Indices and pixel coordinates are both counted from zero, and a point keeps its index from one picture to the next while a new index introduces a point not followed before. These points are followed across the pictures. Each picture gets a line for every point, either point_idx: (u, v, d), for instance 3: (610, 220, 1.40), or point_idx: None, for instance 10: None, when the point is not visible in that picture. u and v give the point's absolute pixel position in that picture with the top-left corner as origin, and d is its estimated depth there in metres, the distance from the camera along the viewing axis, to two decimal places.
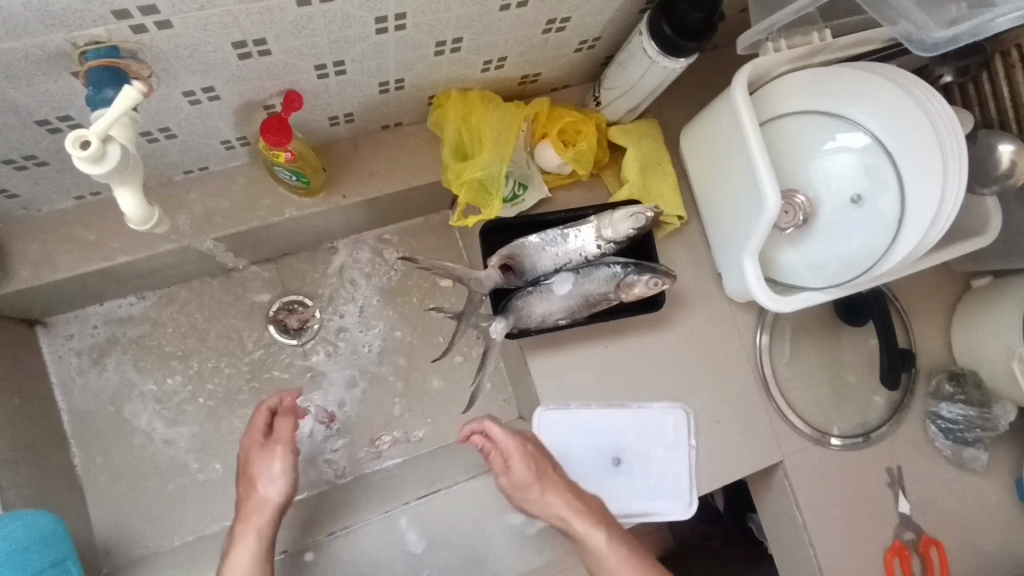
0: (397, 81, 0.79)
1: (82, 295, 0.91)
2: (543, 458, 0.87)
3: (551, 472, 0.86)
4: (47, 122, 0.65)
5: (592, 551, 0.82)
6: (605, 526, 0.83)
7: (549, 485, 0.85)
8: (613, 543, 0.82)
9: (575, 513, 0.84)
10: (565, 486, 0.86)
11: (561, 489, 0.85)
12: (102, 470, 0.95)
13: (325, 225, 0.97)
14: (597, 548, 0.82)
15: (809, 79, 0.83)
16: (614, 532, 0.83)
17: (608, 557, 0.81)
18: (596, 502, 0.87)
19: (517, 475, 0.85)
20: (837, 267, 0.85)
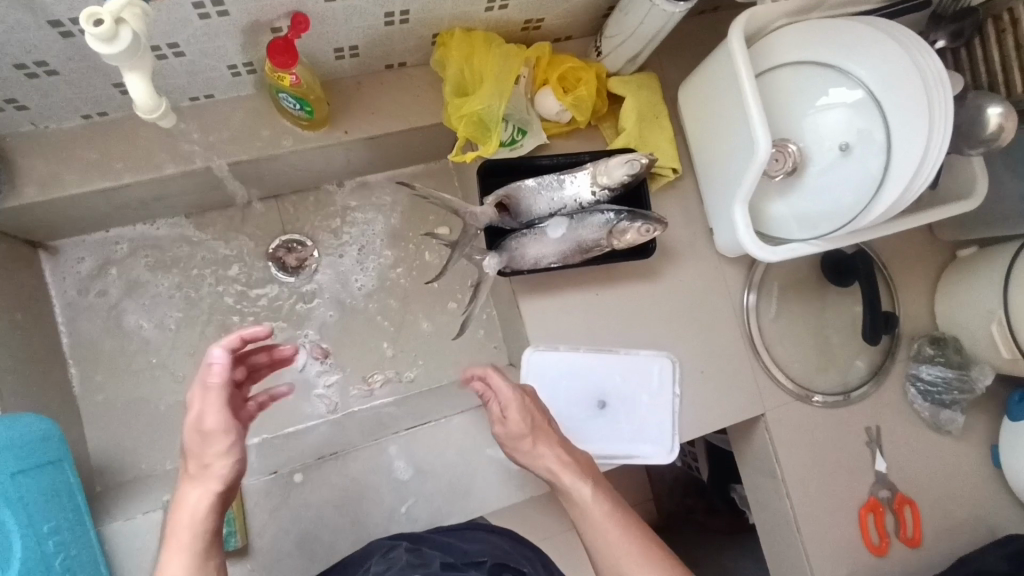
0: (403, 12, 0.81)
1: (86, 217, 0.93)
2: (539, 410, 0.80)
3: (547, 424, 0.79)
4: (60, 23, 0.67)
5: (576, 505, 0.73)
6: (593, 481, 0.75)
7: (541, 435, 0.78)
8: (599, 498, 0.73)
9: (563, 463, 0.76)
10: (558, 440, 0.78)
11: (553, 440, 0.78)
12: (100, 392, 0.98)
13: (326, 163, 0.98)
14: (582, 500, 0.73)
15: (803, 31, 0.86)
16: (601, 488, 0.74)
17: (592, 512, 0.72)
18: (587, 460, 0.78)
19: (511, 422, 0.77)
20: (827, 220, 0.87)
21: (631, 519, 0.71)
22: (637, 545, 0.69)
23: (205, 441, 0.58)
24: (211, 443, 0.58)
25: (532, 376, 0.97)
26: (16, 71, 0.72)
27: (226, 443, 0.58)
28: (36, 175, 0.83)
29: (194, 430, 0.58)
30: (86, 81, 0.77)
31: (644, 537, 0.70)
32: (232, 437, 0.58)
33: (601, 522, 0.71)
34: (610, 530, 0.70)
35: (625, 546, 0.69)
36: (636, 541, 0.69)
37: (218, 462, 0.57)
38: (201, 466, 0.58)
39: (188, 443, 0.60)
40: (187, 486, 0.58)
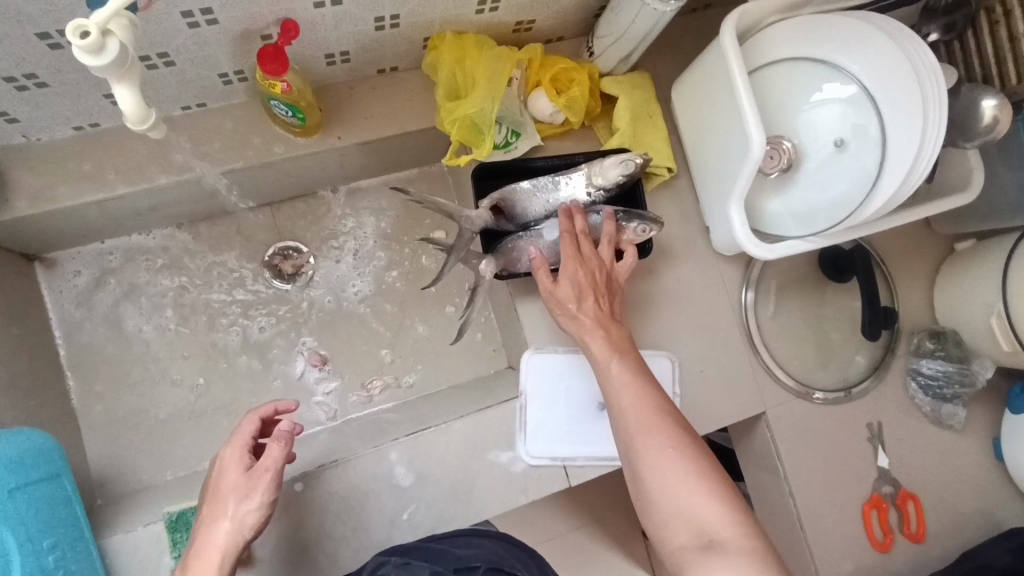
0: (393, 17, 0.81)
1: (80, 229, 0.93)
2: (592, 279, 0.84)
3: (596, 297, 0.83)
4: (48, 35, 0.67)
5: (604, 375, 0.78)
6: (622, 357, 0.78)
7: (585, 306, 0.82)
8: (625, 372, 0.77)
9: (598, 335, 0.80)
10: (601, 313, 0.82)
11: (596, 313, 0.82)
12: (98, 403, 0.98)
13: (320, 169, 0.98)
14: (607, 373, 0.78)
15: (796, 27, 0.86)
16: (631, 362, 0.78)
17: (614, 382, 0.77)
18: (626, 335, 0.81)
19: (558, 289, 0.83)
20: (823, 216, 0.87)
21: (651, 396, 0.74)
22: (651, 414, 0.72)
23: (245, 490, 0.72)
24: (252, 500, 0.71)
25: (529, 379, 0.96)
26: (6, 84, 0.72)
27: (262, 500, 0.72)
28: (30, 187, 0.82)
29: (240, 485, 0.72)
30: (77, 93, 0.77)
31: (656, 410, 0.73)
32: (270, 496, 0.72)
33: (622, 390, 0.76)
34: (626, 401, 0.74)
35: (637, 413, 0.73)
36: (648, 412, 0.72)
37: (248, 515, 0.71)
38: (232, 517, 0.71)
39: (218, 494, 0.72)
40: (216, 532, 0.70)
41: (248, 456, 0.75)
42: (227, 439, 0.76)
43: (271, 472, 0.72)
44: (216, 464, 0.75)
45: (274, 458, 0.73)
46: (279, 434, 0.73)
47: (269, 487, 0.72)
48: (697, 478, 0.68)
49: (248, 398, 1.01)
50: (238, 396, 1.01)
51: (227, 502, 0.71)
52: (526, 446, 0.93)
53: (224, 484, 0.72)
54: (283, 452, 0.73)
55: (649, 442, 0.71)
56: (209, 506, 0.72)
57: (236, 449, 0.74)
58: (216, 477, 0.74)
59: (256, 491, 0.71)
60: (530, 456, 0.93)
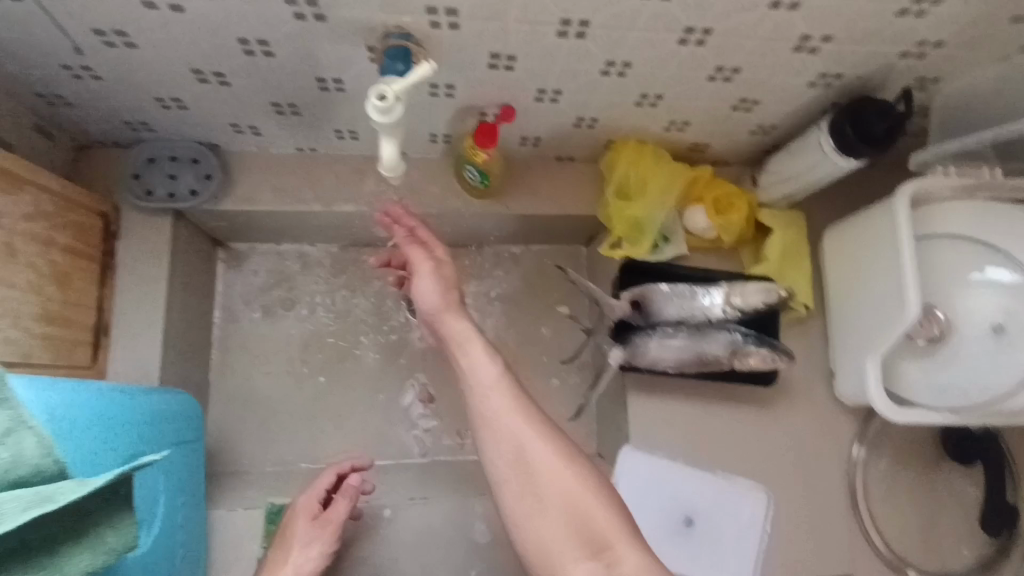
0: (592, 119, 0.90)
1: (267, 230, 1.06)
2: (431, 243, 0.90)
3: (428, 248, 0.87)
4: (323, 80, 0.79)
5: (478, 406, 0.74)
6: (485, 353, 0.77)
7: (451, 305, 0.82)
8: (501, 382, 0.75)
9: (456, 317, 0.81)
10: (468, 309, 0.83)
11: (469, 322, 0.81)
12: (231, 383, 1.07)
13: (480, 227, 1.07)
14: (484, 387, 0.75)
15: (972, 208, 0.87)
16: (500, 368, 0.76)
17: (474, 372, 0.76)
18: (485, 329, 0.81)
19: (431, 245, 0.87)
20: (959, 394, 0.86)
21: (529, 415, 0.73)
22: (535, 433, 0.71)
23: (311, 534, 0.85)
24: (315, 546, 0.84)
25: (622, 473, 0.97)
26: (270, 107, 0.86)
27: (323, 547, 0.85)
28: (248, 189, 0.96)
29: (306, 531, 0.85)
30: (315, 125, 0.90)
31: (548, 434, 0.71)
32: (330, 545, 0.85)
33: (498, 410, 0.73)
34: (511, 417, 0.72)
35: (523, 432, 0.71)
36: (532, 428, 0.71)
37: (309, 559, 0.83)
38: (295, 559, 0.83)
39: (289, 536, 0.86)
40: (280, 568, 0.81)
41: (317, 505, 0.90)
42: (308, 488, 0.92)
43: (333, 523, 0.86)
44: (291, 508, 0.90)
45: (339, 512, 0.88)
46: (345, 495, 0.89)
47: (331, 536, 0.86)
48: (592, 490, 0.68)
49: (355, 415, 1.08)
50: (347, 409, 1.08)
51: (295, 543, 0.84)
52: None
53: (295, 526, 0.87)
54: (346, 508, 0.88)
55: (542, 464, 0.69)
56: (280, 547, 0.85)
57: (309, 495, 0.90)
58: (290, 519, 0.88)
59: (320, 538, 0.85)
60: None
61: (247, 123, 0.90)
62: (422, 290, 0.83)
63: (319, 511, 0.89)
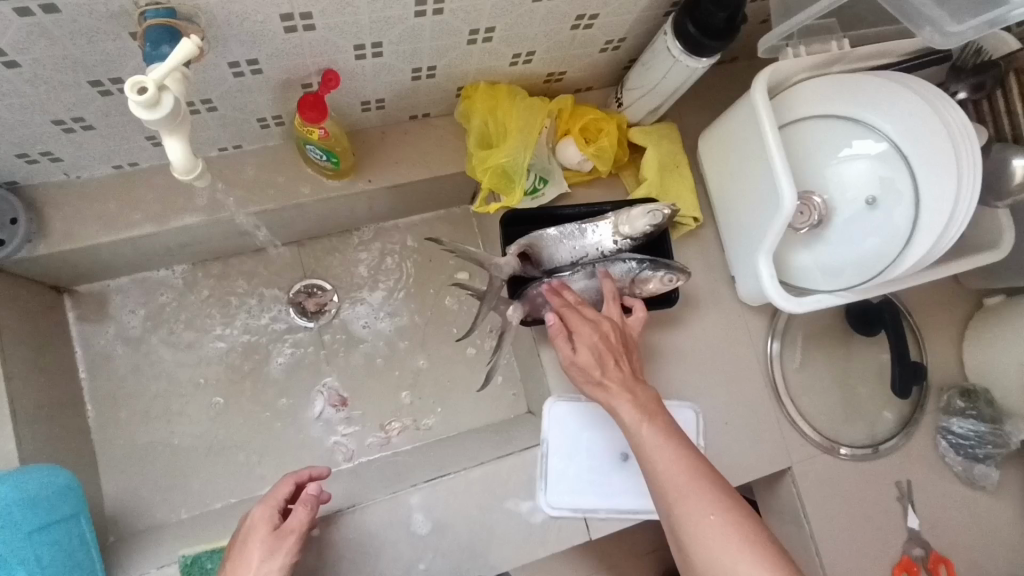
0: (430, 68, 0.82)
1: (110, 264, 0.94)
2: (607, 341, 0.82)
3: (615, 358, 0.81)
4: (100, 82, 0.69)
5: (633, 437, 0.76)
6: (650, 418, 0.76)
7: (606, 368, 0.80)
8: (663, 440, 0.74)
9: (625, 398, 0.78)
10: (624, 373, 0.81)
11: (620, 375, 0.80)
12: (118, 436, 0.97)
13: (349, 210, 0.99)
14: (646, 439, 0.74)
15: (825, 85, 0.86)
16: (641, 403, 0.78)
17: (624, 418, 0.77)
18: (652, 395, 0.79)
19: (580, 355, 0.80)
20: (852, 271, 0.86)
21: (699, 475, 0.70)
22: (690, 479, 0.69)
23: (267, 551, 0.70)
24: (275, 559, 0.70)
25: (551, 426, 0.94)
26: (54, 126, 0.74)
27: (284, 562, 0.70)
28: (66, 223, 0.84)
29: (264, 544, 0.71)
30: (121, 136, 0.79)
31: (732, 507, 0.67)
32: (293, 560, 0.71)
33: (656, 452, 0.73)
34: (667, 453, 0.72)
35: (674, 476, 0.70)
36: (687, 476, 0.70)
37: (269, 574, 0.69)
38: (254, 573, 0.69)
39: (243, 550, 0.71)
40: None
41: (277, 516, 0.75)
42: (263, 497, 0.77)
43: (295, 533, 0.72)
44: (244, 523, 0.75)
45: (299, 520, 0.73)
46: (307, 497, 0.75)
47: (292, 548, 0.71)
48: (736, 538, 0.65)
49: (266, 436, 1.00)
50: (256, 433, 1.00)
51: (251, 556, 0.70)
52: (546, 497, 0.90)
53: (250, 541, 0.72)
54: (308, 515, 0.73)
55: (686, 507, 0.68)
56: (234, 561, 0.70)
57: (264, 507, 0.75)
58: (244, 533, 0.73)
59: (280, 550, 0.70)
60: (551, 507, 0.90)
61: (37, 151, 0.78)
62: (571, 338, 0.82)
63: (279, 523, 0.74)
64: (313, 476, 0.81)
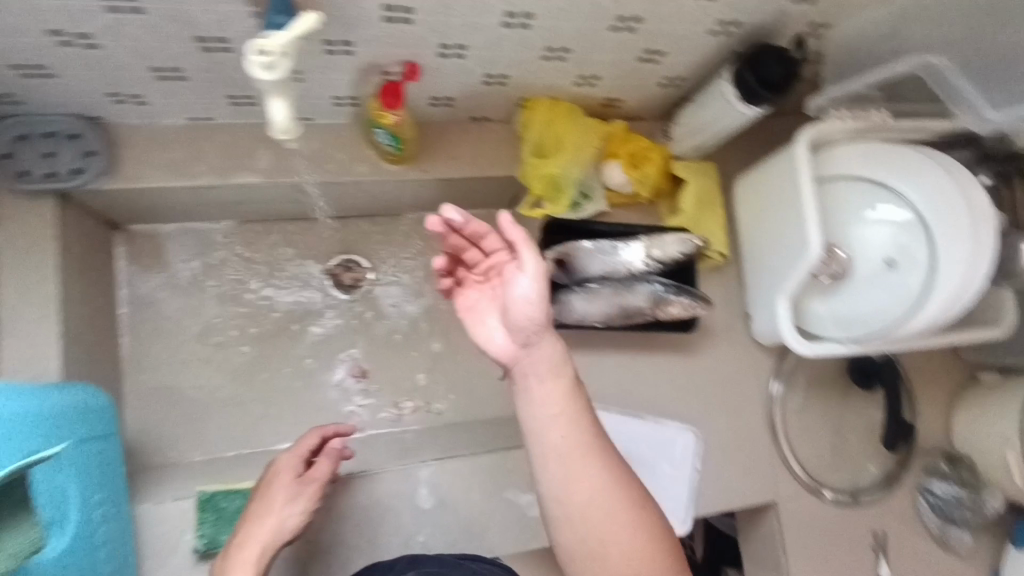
0: (501, 76, 0.88)
1: (167, 209, 0.99)
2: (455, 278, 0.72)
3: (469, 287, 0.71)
4: (205, 40, 0.74)
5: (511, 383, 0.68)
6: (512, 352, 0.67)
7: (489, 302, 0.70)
8: (531, 386, 0.67)
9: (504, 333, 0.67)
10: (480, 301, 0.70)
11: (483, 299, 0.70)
12: (146, 374, 1.01)
13: (399, 194, 1.05)
14: (521, 387, 0.67)
15: (863, 149, 0.92)
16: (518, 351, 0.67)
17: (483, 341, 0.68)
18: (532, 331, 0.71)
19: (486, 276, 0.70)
20: (860, 325, 0.92)
21: (581, 443, 0.66)
22: (558, 434, 0.65)
23: (293, 492, 0.77)
24: (297, 504, 0.76)
25: None
26: (152, 73, 0.79)
27: (306, 505, 0.76)
28: (139, 165, 0.89)
29: (289, 487, 0.77)
30: (207, 91, 0.84)
31: (633, 489, 0.66)
32: (313, 506, 0.77)
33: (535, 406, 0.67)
34: (546, 408, 0.66)
35: (565, 445, 0.66)
36: (575, 445, 0.65)
37: (292, 515, 0.75)
38: (277, 514, 0.74)
39: (270, 491, 0.77)
40: (261, 520, 0.73)
41: (300, 466, 0.81)
42: (290, 446, 0.83)
43: (317, 481, 0.79)
44: (271, 468, 0.81)
45: (322, 472, 0.80)
46: (330, 451, 0.82)
47: (313, 495, 0.78)
48: (631, 517, 0.65)
49: (285, 395, 1.05)
50: (276, 392, 1.05)
51: (276, 498, 0.76)
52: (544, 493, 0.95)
53: (276, 483, 0.78)
54: (331, 467, 0.81)
55: (586, 484, 0.65)
56: (259, 502, 0.76)
57: (292, 454, 0.81)
58: (270, 478, 0.79)
59: (303, 496, 0.77)
60: None
61: (128, 93, 0.83)
62: (522, 293, 0.63)
63: (302, 472, 0.81)
64: (338, 432, 0.86)
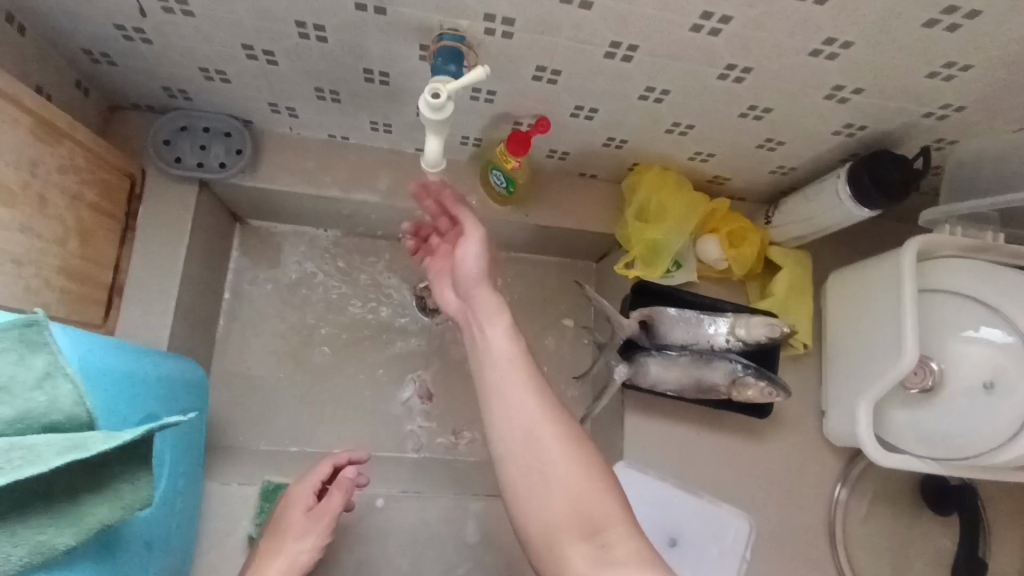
0: (622, 140, 0.93)
1: (286, 211, 1.06)
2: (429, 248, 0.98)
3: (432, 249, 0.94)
4: (369, 71, 0.82)
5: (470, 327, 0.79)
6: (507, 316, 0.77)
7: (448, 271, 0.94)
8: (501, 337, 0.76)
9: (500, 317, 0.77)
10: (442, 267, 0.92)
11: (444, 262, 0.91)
12: (233, 359, 1.07)
13: (497, 233, 1.09)
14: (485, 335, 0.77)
15: (970, 267, 0.91)
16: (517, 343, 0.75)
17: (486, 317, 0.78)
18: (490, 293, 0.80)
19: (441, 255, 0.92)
20: (947, 444, 0.89)
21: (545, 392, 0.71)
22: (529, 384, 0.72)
23: (305, 528, 0.84)
24: (308, 539, 0.83)
25: None
26: (313, 91, 0.88)
27: (318, 541, 0.83)
28: (276, 168, 0.97)
29: (301, 523, 0.84)
30: (353, 114, 0.92)
31: (555, 418, 0.70)
32: (326, 539, 0.84)
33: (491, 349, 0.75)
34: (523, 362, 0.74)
35: (502, 373, 0.73)
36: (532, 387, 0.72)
37: (304, 550, 0.82)
38: (291, 549, 0.82)
39: (283, 529, 0.84)
40: (276, 556, 0.81)
41: (311, 498, 0.88)
42: (302, 482, 0.89)
43: (329, 515, 0.85)
44: (285, 501, 0.88)
45: (333, 505, 0.86)
46: (342, 483, 0.87)
47: (326, 529, 0.84)
48: (571, 458, 0.67)
49: (352, 404, 1.08)
50: (345, 398, 1.08)
51: (289, 535, 0.83)
52: None
53: (289, 520, 0.85)
54: (342, 499, 0.86)
55: (513, 413, 0.70)
56: (274, 538, 0.84)
57: (300, 488, 0.88)
58: (282, 513, 0.86)
59: (315, 531, 0.84)
60: None
61: (285, 105, 0.91)
62: (468, 253, 0.81)
63: (313, 504, 0.87)
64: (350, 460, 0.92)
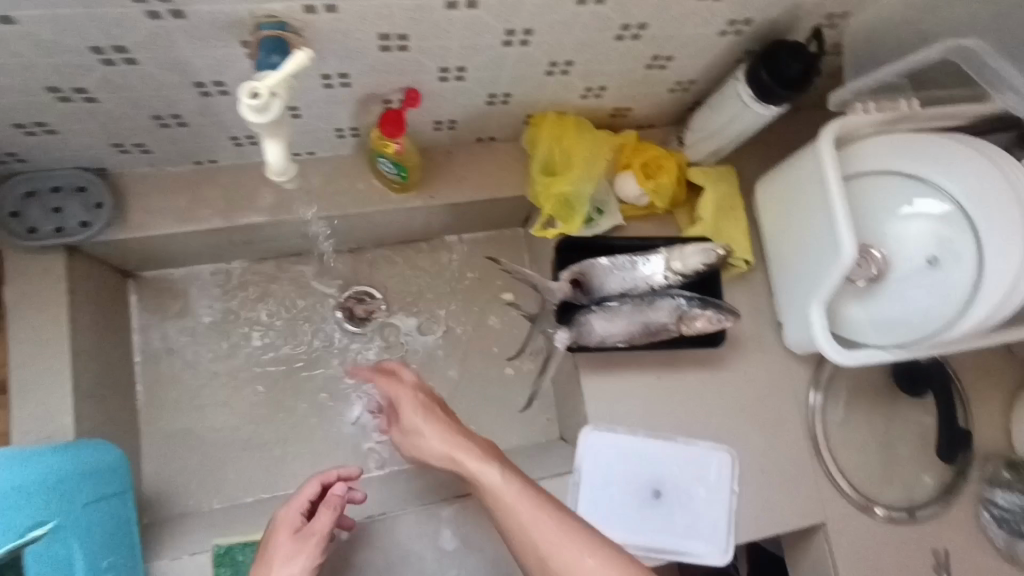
0: (505, 95, 0.85)
1: (176, 254, 0.98)
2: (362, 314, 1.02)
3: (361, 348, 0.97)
4: (202, 84, 0.73)
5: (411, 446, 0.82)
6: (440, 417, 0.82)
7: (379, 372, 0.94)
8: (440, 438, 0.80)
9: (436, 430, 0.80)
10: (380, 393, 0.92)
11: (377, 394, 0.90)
12: (163, 423, 1.00)
13: (408, 223, 1.02)
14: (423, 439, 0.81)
15: (891, 143, 0.87)
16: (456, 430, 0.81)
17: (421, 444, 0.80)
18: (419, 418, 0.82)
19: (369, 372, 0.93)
20: (906, 328, 0.85)
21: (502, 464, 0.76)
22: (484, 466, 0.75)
23: (292, 551, 0.71)
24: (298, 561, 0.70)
25: (584, 455, 0.94)
26: (152, 120, 0.78)
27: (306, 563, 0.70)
28: (144, 212, 0.88)
29: (288, 546, 0.71)
30: (208, 134, 0.83)
31: (521, 490, 0.73)
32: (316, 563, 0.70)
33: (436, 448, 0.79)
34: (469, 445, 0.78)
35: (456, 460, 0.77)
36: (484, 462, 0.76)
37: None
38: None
39: (268, 556, 0.71)
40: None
41: (300, 520, 0.76)
42: (287, 506, 0.78)
43: (319, 533, 0.72)
44: (271, 526, 0.76)
45: (323, 523, 0.73)
46: (332, 499, 0.75)
47: (317, 549, 0.71)
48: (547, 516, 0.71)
49: (302, 436, 1.02)
50: (293, 432, 1.02)
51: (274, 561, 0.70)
52: None
53: (274, 546, 0.72)
54: (332, 516, 0.74)
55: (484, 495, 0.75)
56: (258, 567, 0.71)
57: (288, 510, 0.76)
58: (268, 540, 0.74)
59: (303, 552, 0.71)
60: None
61: (131, 142, 0.82)
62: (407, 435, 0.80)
63: (301, 527, 0.75)
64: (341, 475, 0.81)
